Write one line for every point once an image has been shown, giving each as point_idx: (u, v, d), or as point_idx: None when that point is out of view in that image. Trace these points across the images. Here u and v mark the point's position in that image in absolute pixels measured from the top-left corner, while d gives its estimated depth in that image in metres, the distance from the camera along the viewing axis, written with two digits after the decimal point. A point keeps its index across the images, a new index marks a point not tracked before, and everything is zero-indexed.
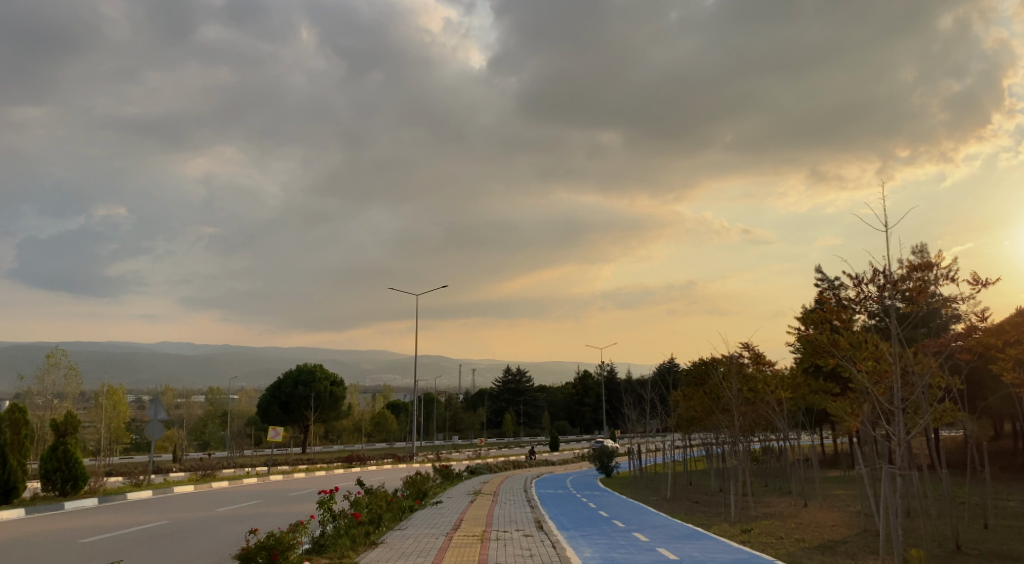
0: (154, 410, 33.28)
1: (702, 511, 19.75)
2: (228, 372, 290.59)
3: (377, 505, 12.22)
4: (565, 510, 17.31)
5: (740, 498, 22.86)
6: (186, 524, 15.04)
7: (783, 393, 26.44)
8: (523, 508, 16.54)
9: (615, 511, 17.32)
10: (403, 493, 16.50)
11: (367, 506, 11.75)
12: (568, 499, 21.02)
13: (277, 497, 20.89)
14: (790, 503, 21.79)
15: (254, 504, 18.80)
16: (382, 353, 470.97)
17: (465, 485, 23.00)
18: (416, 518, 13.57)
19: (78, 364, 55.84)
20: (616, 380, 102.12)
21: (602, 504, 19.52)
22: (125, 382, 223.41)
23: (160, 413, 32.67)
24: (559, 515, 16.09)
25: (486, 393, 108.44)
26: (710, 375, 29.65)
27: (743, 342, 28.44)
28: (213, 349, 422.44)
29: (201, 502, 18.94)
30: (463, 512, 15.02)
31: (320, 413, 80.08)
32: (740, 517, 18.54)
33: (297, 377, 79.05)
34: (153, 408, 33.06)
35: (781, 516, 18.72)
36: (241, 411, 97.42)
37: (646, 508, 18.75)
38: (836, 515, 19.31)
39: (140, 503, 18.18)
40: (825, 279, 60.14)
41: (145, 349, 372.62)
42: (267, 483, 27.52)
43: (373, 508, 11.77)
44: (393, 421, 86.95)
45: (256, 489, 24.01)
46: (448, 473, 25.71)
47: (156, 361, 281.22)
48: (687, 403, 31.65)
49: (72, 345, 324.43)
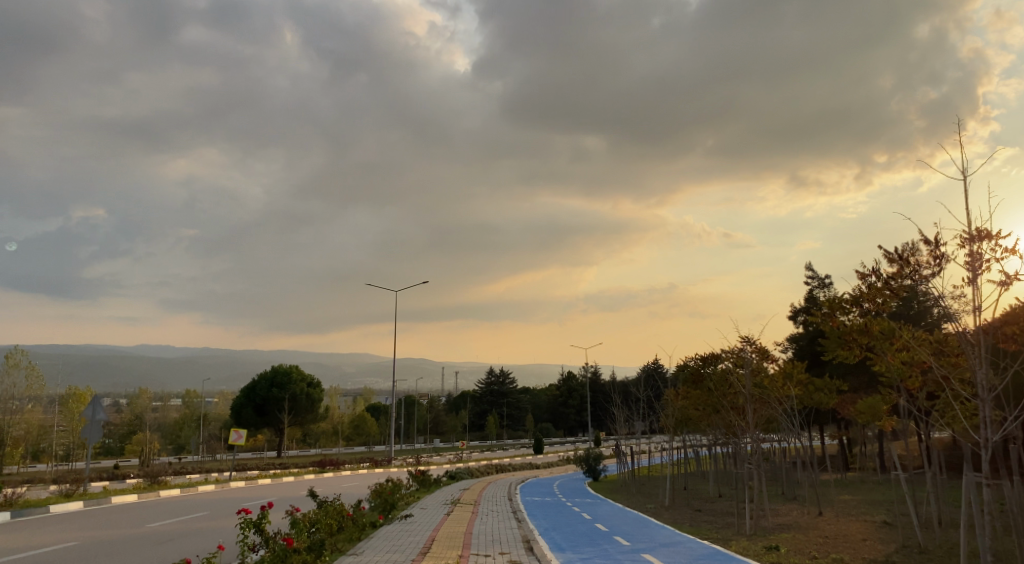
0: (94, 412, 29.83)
1: (711, 523, 17.42)
2: (206, 374, 285.57)
3: (324, 526, 9.74)
4: (555, 524, 14.88)
5: (746, 508, 20.79)
6: (96, 546, 12.42)
7: (794, 390, 24.15)
8: (507, 523, 14.11)
9: (615, 525, 14.94)
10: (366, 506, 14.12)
11: (311, 529, 9.29)
12: (558, 508, 18.67)
13: (228, 510, 18.31)
14: (803, 513, 19.64)
15: (194, 518, 16.21)
16: (363, 356, 466.64)
17: (442, 494, 20.59)
18: (379, 540, 11.11)
19: (38, 364, 52.96)
20: (601, 382, 99.95)
21: (598, 515, 17.07)
22: (98, 385, 218.05)
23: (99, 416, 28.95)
24: (550, 530, 13.77)
25: (468, 395, 105.96)
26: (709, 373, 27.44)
27: (745, 335, 26.12)
28: (191, 351, 417.36)
29: (131, 517, 16.34)
30: (436, 530, 12.61)
31: (296, 417, 76.97)
32: (757, 528, 16.37)
33: (271, 379, 76.01)
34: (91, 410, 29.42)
35: (799, 527, 16.47)
36: (215, 416, 94.05)
37: (649, 520, 16.49)
38: (858, 526, 17.13)
39: (54, 519, 15.46)
40: (815, 277, 58.87)
41: (120, 351, 366.88)
42: (223, 492, 24.79)
43: (318, 531, 9.29)
44: (372, 424, 84.34)
45: (205, 499, 21.38)
46: (424, 478, 23.21)
47: (133, 363, 276.16)
48: (684, 402, 29.43)
49: (46, 346, 317.84)
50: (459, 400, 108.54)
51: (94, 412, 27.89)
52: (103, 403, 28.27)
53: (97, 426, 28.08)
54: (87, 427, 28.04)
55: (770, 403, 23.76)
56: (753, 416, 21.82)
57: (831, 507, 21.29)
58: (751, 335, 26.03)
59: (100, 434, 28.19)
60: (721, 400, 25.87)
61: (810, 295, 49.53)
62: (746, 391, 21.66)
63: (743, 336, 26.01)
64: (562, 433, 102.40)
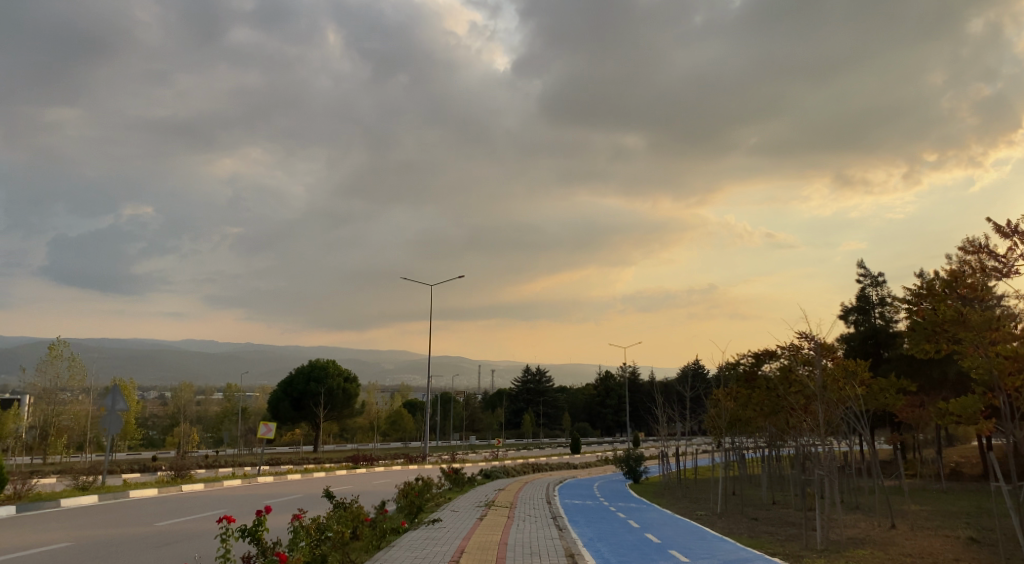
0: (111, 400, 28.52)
1: (774, 535, 15.77)
2: (247, 369, 289.87)
3: (328, 544, 8.43)
4: (602, 532, 13.45)
5: (809, 519, 19.14)
6: (87, 550, 11.16)
7: (861, 390, 22.46)
8: (547, 532, 12.61)
9: (667, 535, 13.43)
10: (389, 510, 12.72)
11: (313, 548, 8.03)
12: (601, 514, 17.30)
13: (248, 508, 17.28)
14: (874, 525, 17.84)
15: (205, 519, 14.96)
16: (400, 354, 469.27)
17: (476, 495, 19.23)
18: (401, 550, 9.66)
19: (81, 355, 51.62)
20: (639, 382, 97.79)
21: (647, 523, 15.47)
22: (143, 377, 222.43)
23: (118, 404, 28.01)
24: (596, 540, 12.28)
25: (504, 393, 104.66)
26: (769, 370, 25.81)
27: (803, 332, 24.53)
28: (234, 346, 424.70)
29: (138, 514, 15.23)
30: (466, 538, 11.16)
31: (333, 412, 76.50)
32: (828, 540, 14.69)
33: (308, 373, 75.66)
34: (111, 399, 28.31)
35: (874, 542, 14.77)
36: (255, 409, 94.48)
37: (703, 530, 15.03)
38: (938, 542, 15.40)
39: (61, 514, 14.52)
40: (867, 275, 56.04)
41: (165, 344, 374.85)
42: (249, 488, 23.79)
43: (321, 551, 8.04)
44: (408, 420, 83.62)
45: (227, 495, 20.31)
46: (457, 477, 21.86)
47: (178, 357, 281.48)
48: (735, 403, 27.89)
49: (95, 339, 326.22)
50: (496, 398, 107.30)
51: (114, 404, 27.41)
52: (121, 392, 27.59)
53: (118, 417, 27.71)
54: (105, 418, 27.70)
55: (841, 403, 21.98)
56: (821, 417, 20.08)
57: (906, 519, 19.48)
58: (809, 332, 24.42)
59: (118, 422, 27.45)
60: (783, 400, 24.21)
61: (861, 293, 47.02)
62: (813, 390, 19.95)
63: (801, 333, 24.42)
64: (600, 434, 100.43)
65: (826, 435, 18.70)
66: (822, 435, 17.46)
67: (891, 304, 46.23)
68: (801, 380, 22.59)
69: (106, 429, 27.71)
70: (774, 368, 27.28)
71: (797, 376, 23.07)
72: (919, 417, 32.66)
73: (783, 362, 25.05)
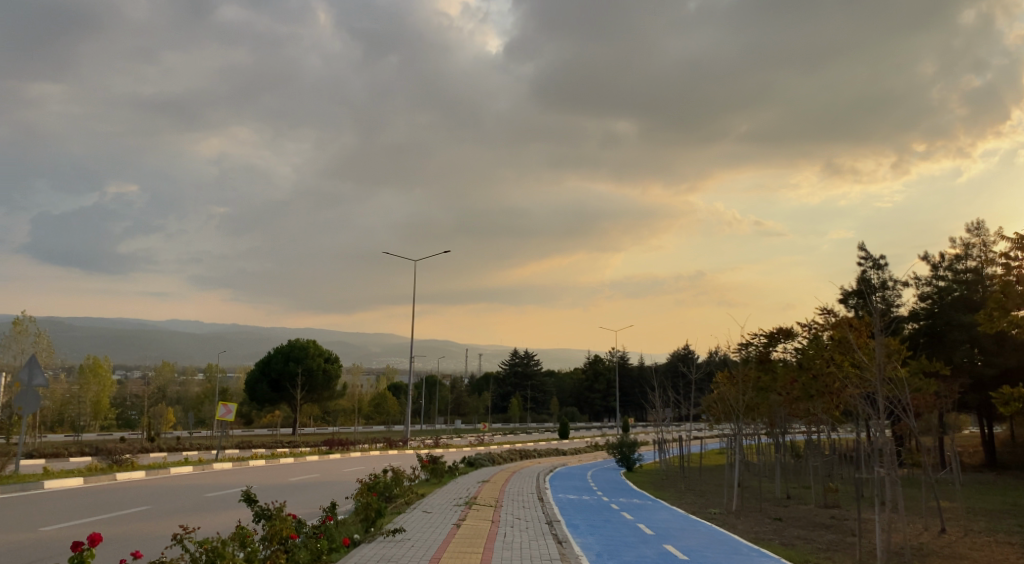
0: (30, 375, 20.72)
1: (813, 544, 13.15)
2: (230, 350, 286.02)
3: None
4: (609, 542, 10.78)
5: (845, 521, 16.63)
6: None
7: (899, 370, 20.01)
8: (542, 547, 9.73)
9: (691, 548, 10.78)
10: (336, 520, 9.92)
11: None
12: (600, 512, 14.77)
13: (175, 504, 14.40)
14: (922, 529, 15.33)
15: (105, 531, 12.00)
16: (388, 336, 466.94)
17: (457, 489, 16.38)
18: None
19: (48, 331, 48.80)
20: (629, 366, 95.50)
21: (662, 529, 12.74)
22: (124, 357, 218.51)
23: (40, 379, 20.59)
24: (605, 555, 9.61)
25: (491, 376, 102.36)
26: (802, 349, 23.25)
27: (831, 308, 22.10)
28: (219, 327, 420.77)
29: (14, 521, 12.25)
30: (433, 558, 8.38)
31: (312, 393, 73.45)
32: (889, 545, 12.13)
33: (287, 353, 72.53)
34: (28, 370, 20.75)
35: (945, 557, 12.19)
36: (238, 391, 91.79)
37: (725, 536, 12.50)
38: (1008, 554, 12.91)
39: None
40: (865, 258, 53.67)
41: (149, 324, 370.14)
42: (197, 475, 20.90)
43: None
44: (391, 403, 80.85)
45: (160, 486, 17.36)
46: (435, 466, 19.10)
47: (162, 336, 277.42)
48: (748, 384, 25.55)
49: (77, 319, 320.90)
50: (482, 381, 104.77)
51: (29, 375, 19.35)
52: (42, 363, 20.55)
53: (34, 393, 20.09)
54: (20, 396, 20.15)
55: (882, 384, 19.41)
56: (866, 398, 17.43)
57: (955, 519, 17.05)
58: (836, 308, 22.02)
59: (34, 401, 20.17)
60: (815, 380, 21.54)
61: (861, 276, 44.60)
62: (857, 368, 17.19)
63: (829, 309, 22.02)
64: (588, 418, 98.21)
65: (880, 420, 15.91)
66: (882, 414, 14.85)
67: (892, 288, 43.80)
68: (833, 362, 20.15)
69: (19, 411, 20.55)
70: (796, 348, 24.59)
71: (830, 353, 20.38)
72: (933, 407, 30.36)
73: (810, 341, 22.63)
